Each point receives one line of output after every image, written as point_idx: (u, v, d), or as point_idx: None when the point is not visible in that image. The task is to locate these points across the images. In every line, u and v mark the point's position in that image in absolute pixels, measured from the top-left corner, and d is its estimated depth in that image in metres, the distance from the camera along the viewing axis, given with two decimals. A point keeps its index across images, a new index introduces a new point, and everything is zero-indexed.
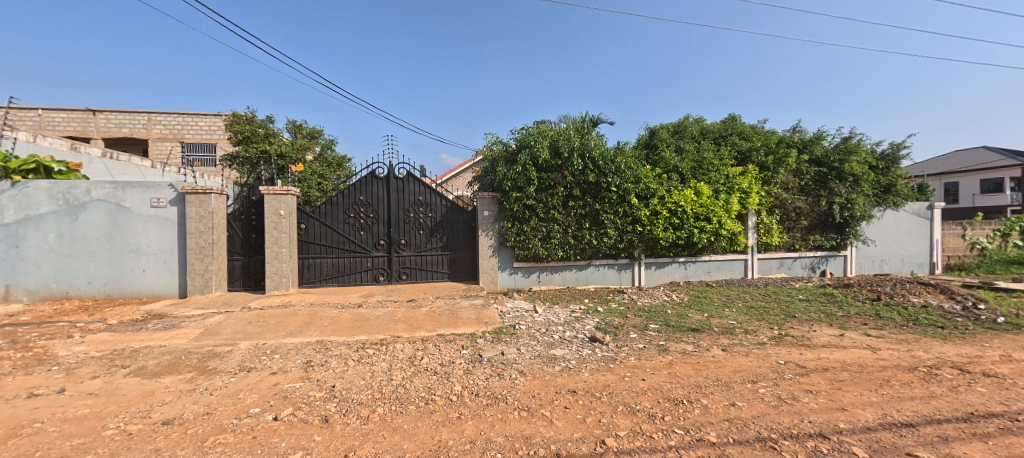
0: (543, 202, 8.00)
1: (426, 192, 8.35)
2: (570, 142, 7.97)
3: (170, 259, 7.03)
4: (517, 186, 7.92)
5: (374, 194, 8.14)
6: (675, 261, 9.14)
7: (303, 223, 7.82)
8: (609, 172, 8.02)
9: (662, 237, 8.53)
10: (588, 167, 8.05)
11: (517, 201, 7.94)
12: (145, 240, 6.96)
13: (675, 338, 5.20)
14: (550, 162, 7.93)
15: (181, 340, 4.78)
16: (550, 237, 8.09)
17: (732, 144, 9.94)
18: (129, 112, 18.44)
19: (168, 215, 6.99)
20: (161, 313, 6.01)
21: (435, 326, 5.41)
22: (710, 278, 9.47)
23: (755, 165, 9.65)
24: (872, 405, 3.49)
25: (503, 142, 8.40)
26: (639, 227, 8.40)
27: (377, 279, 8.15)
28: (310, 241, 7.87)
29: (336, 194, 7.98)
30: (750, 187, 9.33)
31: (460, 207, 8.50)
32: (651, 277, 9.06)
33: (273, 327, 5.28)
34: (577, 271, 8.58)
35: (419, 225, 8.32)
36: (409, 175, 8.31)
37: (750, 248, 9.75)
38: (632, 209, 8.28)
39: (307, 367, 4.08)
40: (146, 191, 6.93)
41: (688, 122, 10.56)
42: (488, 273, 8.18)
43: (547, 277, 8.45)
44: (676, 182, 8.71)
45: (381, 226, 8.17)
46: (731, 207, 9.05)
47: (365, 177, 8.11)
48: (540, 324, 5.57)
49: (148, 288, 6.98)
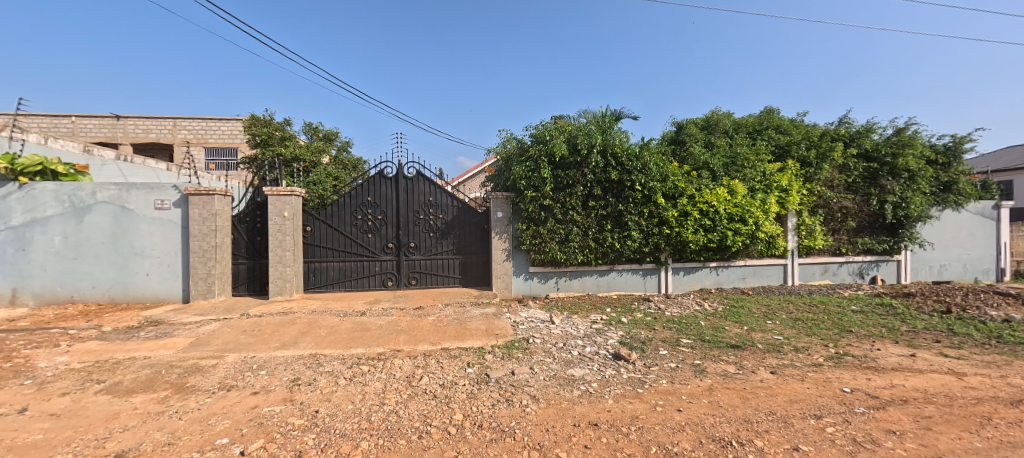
0: (561, 202, 7.40)
1: (437, 193, 7.92)
2: (590, 137, 7.36)
3: (174, 262, 6.80)
4: (532, 186, 7.36)
5: (382, 195, 7.75)
6: (706, 267, 8.39)
7: (309, 225, 7.50)
8: (633, 169, 7.37)
9: (693, 240, 7.78)
10: (609, 164, 7.42)
11: (533, 200, 7.39)
12: (148, 243, 6.76)
13: (713, 356, 4.50)
14: (568, 159, 7.35)
15: (167, 352, 4.44)
16: (569, 240, 7.49)
17: (768, 138, 9.10)
18: (155, 118, 18.92)
19: (171, 217, 6.78)
20: (158, 320, 5.75)
21: (440, 338, 4.89)
22: (745, 284, 8.68)
23: (795, 161, 8.78)
24: (979, 453, 2.74)
25: (518, 138, 7.84)
26: (667, 229, 7.68)
27: (385, 284, 7.74)
28: (316, 244, 7.53)
29: (343, 195, 7.63)
30: (790, 185, 8.47)
31: (473, 208, 8.01)
32: (678, 283, 8.35)
33: (267, 337, 4.89)
34: (598, 277, 7.96)
35: (429, 227, 7.88)
36: (419, 175, 7.89)
37: (790, 251, 8.88)
38: (658, 209, 7.58)
39: (292, 386, 3.64)
40: (150, 192, 6.74)
41: (719, 116, 9.77)
42: (502, 278, 7.65)
43: (565, 284, 7.85)
44: (706, 180, 7.97)
45: (390, 228, 7.78)
46: (770, 207, 8.20)
47: (373, 176, 7.73)
48: (557, 337, 4.97)
49: (151, 293, 6.77)
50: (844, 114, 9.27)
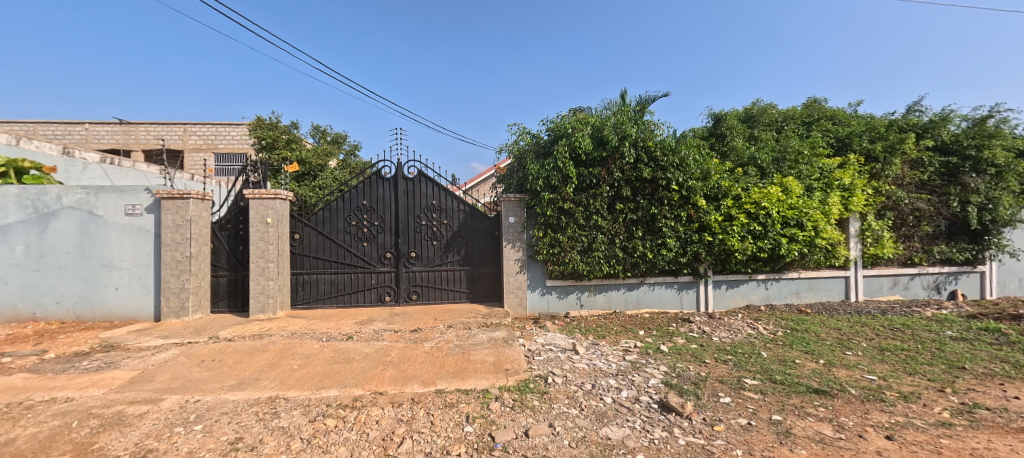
0: (584, 205, 6.37)
1: (441, 195, 7.01)
2: (617, 128, 6.33)
3: (145, 275, 6.05)
4: (550, 186, 6.37)
5: (379, 198, 6.87)
6: (753, 280, 7.20)
7: (298, 232, 6.65)
8: (668, 165, 6.28)
9: (739, 248, 6.57)
10: (639, 160, 6.37)
11: (551, 202, 6.37)
12: (118, 253, 6.03)
13: (795, 409, 3.35)
14: (591, 154, 6.33)
15: (97, 391, 3.58)
16: (593, 249, 6.43)
17: (822, 130, 7.87)
18: (167, 125, 18.76)
19: (143, 224, 6.04)
20: (114, 344, 4.95)
21: (436, 375, 3.88)
22: (799, 300, 7.44)
23: (857, 155, 7.52)
24: None
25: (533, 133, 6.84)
26: (709, 235, 6.49)
27: (382, 299, 6.82)
28: (305, 253, 6.68)
29: (336, 199, 6.78)
30: (853, 183, 7.21)
31: (481, 212, 7.05)
32: (720, 300, 7.18)
33: (225, 371, 3.99)
34: (627, 291, 6.88)
35: (432, 234, 6.94)
36: (421, 175, 6.98)
37: (853, 261, 7.59)
38: (698, 212, 6.42)
39: (227, 451, 2.68)
40: (120, 196, 6.03)
41: (760, 107, 8.60)
42: (515, 294, 6.61)
43: (588, 300, 6.78)
44: (753, 178, 6.79)
45: (389, 235, 6.87)
46: (831, 209, 6.96)
47: (369, 177, 6.86)
48: (583, 376, 3.90)
49: (120, 310, 6.02)
50: (913, 101, 7.95)
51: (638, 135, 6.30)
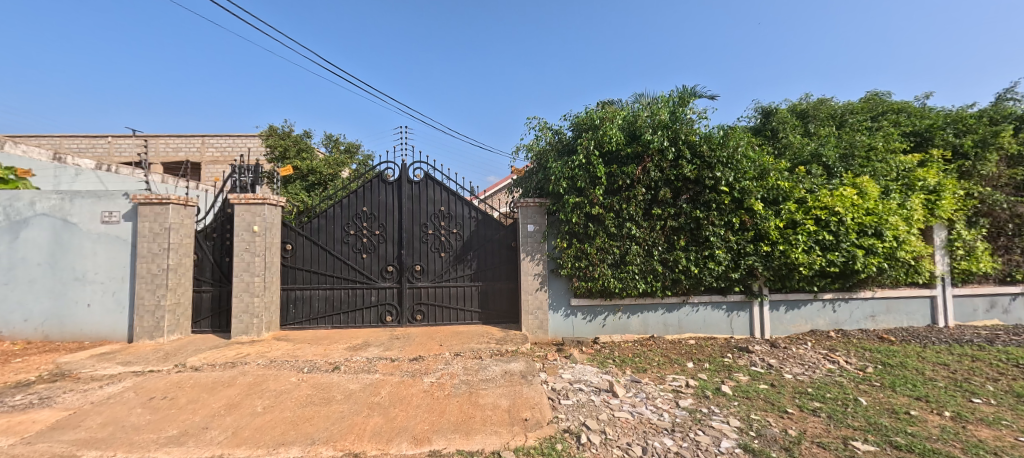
0: (615, 210, 5.43)
1: (450, 201, 6.19)
2: (653, 120, 5.40)
3: (120, 290, 5.40)
4: (574, 188, 5.48)
5: (381, 204, 6.10)
6: (818, 300, 6.05)
7: (290, 243, 5.92)
8: (715, 162, 5.28)
9: (805, 262, 5.45)
10: (679, 156, 5.40)
11: (576, 207, 5.46)
12: (92, 265, 5.42)
13: None
14: (623, 151, 5.41)
15: (2, 442, 2.80)
16: (626, 262, 5.45)
17: (893, 124, 6.74)
18: (185, 137, 18.83)
19: (120, 233, 5.43)
20: (66, 372, 4.23)
21: (432, 428, 2.95)
22: (874, 325, 6.22)
23: (941, 151, 6.33)
24: None
25: (555, 128, 5.99)
26: (767, 246, 5.40)
27: (383, 319, 5.97)
28: (298, 266, 5.92)
29: (332, 205, 6.05)
30: (940, 185, 6.02)
31: (495, 220, 6.19)
32: (778, 324, 6.05)
33: (170, 415, 3.17)
34: (666, 313, 5.85)
35: (440, 245, 6.10)
36: (427, 178, 6.20)
37: (940, 278, 6.32)
38: (753, 218, 5.35)
39: None
40: (97, 202, 5.45)
41: (814, 101, 7.55)
42: (535, 315, 5.66)
43: (621, 322, 5.77)
44: (817, 178, 5.72)
45: (391, 246, 6.07)
46: (916, 215, 5.78)
47: (370, 181, 6.12)
48: (628, 432, 2.90)
49: (91, 330, 5.37)
50: (1005, 88, 6.73)
51: (679, 127, 5.35)
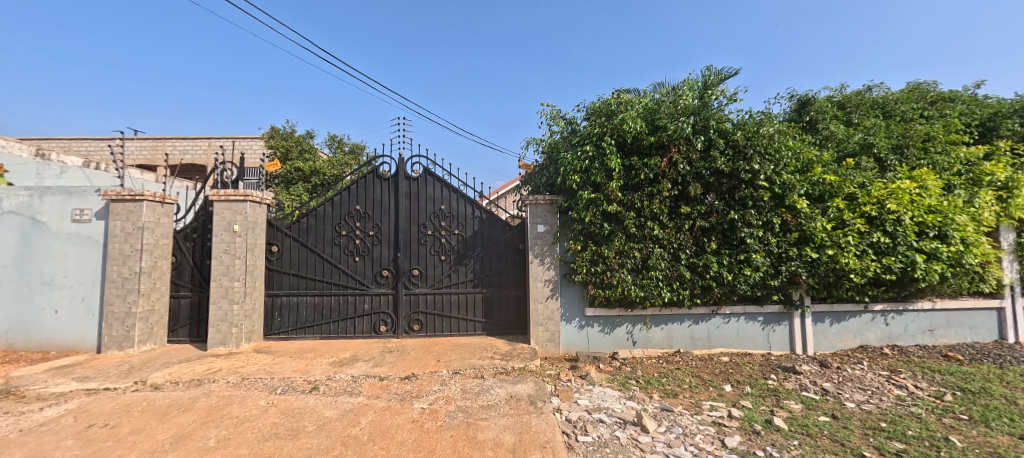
0: (635, 208, 4.78)
1: (451, 198, 5.63)
2: (679, 106, 4.74)
3: (90, 295, 4.93)
4: (589, 183, 4.84)
5: (375, 202, 5.56)
6: (868, 311, 5.32)
7: (276, 244, 5.39)
8: (752, 153, 4.59)
9: (857, 268, 4.72)
10: (709, 147, 4.72)
11: (591, 204, 4.82)
12: (61, 268, 4.96)
13: None
14: (644, 140, 4.75)
15: None
16: (649, 267, 4.79)
17: (947, 113, 6.00)
18: (192, 140, 18.67)
19: (91, 233, 4.97)
20: (12, 389, 3.73)
21: None
22: (933, 341, 5.44)
23: (1010, 143, 5.55)
24: None
25: (566, 117, 5.37)
26: (812, 249, 4.69)
27: (377, 330, 5.40)
28: (284, 270, 5.38)
29: (323, 203, 5.52)
30: (1012, 180, 5.25)
31: (501, 220, 5.59)
32: (823, 338, 5.33)
33: (102, 450, 2.61)
34: (693, 325, 5.18)
35: (440, 247, 5.52)
36: (426, 173, 5.64)
37: (1010, 288, 5.52)
38: (796, 218, 4.64)
39: None
40: (68, 199, 5.00)
41: (853, 90, 6.84)
42: (546, 326, 5.02)
43: (642, 335, 5.12)
44: (867, 172, 5.00)
45: (386, 248, 5.51)
46: (986, 215, 5.00)
47: (365, 177, 5.58)
48: None
49: (57, 339, 4.90)
50: None
51: (709, 114, 4.68)
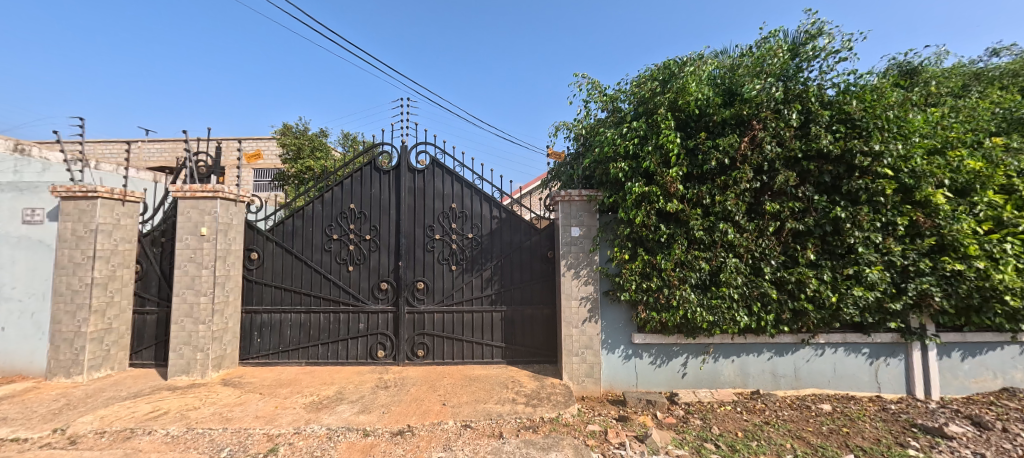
0: (701, 205, 3.63)
1: (464, 195, 4.62)
2: (765, 67, 3.53)
3: (40, 310, 4.17)
4: (640, 173, 3.70)
5: (373, 199, 4.61)
6: (1015, 343, 3.97)
7: (256, 251, 4.50)
8: (871, 128, 3.35)
9: (1017, 287, 3.42)
10: (806, 123, 3.52)
11: (644, 200, 3.68)
12: (8, 278, 4.22)
13: None
14: (716, 115, 3.57)
15: None
16: (721, 282, 3.62)
17: None
18: None
19: (42, 236, 4.22)
20: None
21: None
22: None
23: None
24: None
25: (608, 91, 4.24)
26: (953, 261, 3.41)
27: (373, 355, 4.43)
28: (265, 282, 4.49)
29: (312, 201, 4.61)
30: None
31: (524, 221, 4.54)
32: (951, 377, 4.01)
33: None
34: (776, 358, 3.98)
35: (450, 254, 4.52)
36: (434, 164, 4.66)
37: None
38: (931, 217, 3.39)
39: None
40: (18, 196, 4.27)
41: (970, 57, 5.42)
42: (582, 357, 3.92)
43: (708, 370, 3.96)
44: None
45: (386, 256, 4.54)
46: None
47: (360, 170, 4.63)
48: None
49: (3, 361, 4.17)
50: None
51: (809, 77, 3.47)
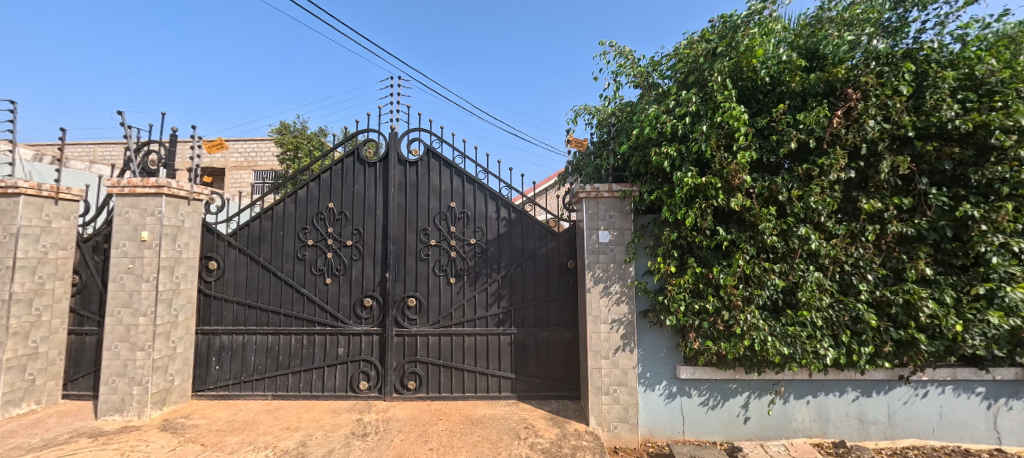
0: (773, 202, 2.77)
1: (466, 191, 3.82)
2: (859, 18, 2.67)
3: None
4: (691, 161, 2.85)
5: (355, 197, 3.83)
6: None
7: (216, 260, 3.74)
8: (1015, 95, 2.46)
9: None
10: (915, 92, 2.66)
11: (697, 196, 2.81)
12: None
13: None
14: (793, 83, 2.72)
15: None
16: (801, 303, 2.75)
17: None
18: None
19: None
20: None
21: None
22: None
23: None
24: None
25: (644, 61, 3.41)
26: None
27: (354, 387, 3.63)
28: (226, 297, 3.72)
29: (283, 199, 3.84)
30: None
31: (539, 223, 3.71)
32: None
33: None
34: (865, 400, 3.09)
35: (448, 263, 3.71)
36: (430, 154, 3.87)
37: None
38: None
39: None
40: None
41: None
42: (614, 397, 3.07)
43: (777, 414, 3.09)
44: None
45: (370, 265, 3.75)
46: None
47: (341, 162, 3.86)
48: None
49: None
50: None
51: (922, 30, 2.61)
